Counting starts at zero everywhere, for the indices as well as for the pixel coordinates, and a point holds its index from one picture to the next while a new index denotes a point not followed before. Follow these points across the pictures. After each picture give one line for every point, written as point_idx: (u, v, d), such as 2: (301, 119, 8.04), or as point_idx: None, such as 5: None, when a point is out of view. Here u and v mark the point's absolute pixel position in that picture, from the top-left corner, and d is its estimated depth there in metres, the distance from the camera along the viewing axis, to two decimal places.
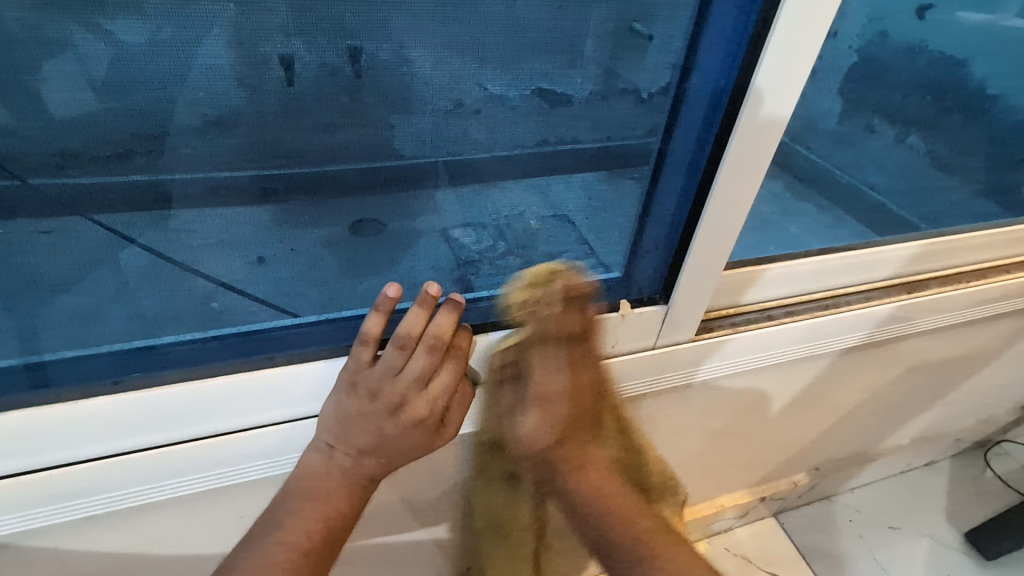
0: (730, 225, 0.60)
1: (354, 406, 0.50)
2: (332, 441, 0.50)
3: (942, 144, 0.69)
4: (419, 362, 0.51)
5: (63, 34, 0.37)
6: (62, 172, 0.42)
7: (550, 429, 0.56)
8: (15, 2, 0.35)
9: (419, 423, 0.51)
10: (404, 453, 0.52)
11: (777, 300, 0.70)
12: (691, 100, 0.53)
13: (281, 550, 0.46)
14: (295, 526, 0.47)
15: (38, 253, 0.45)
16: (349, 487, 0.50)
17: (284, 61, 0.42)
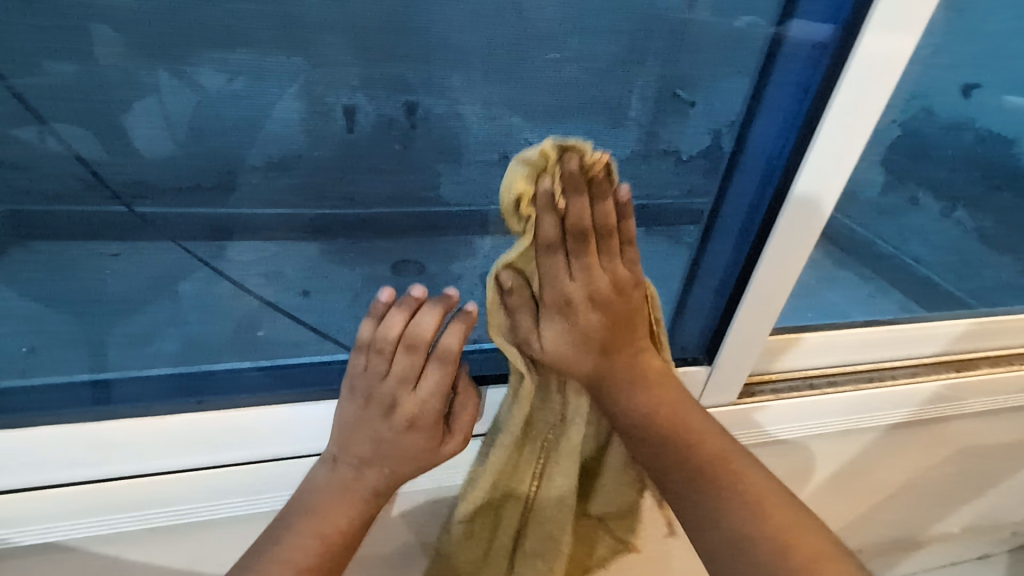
0: (780, 290, 0.59)
1: (353, 412, 0.49)
2: (338, 453, 0.49)
3: (990, 221, 0.68)
4: (416, 364, 0.47)
5: (152, 79, 0.41)
6: (136, 203, 0.46)
7: (583, 343, 0.49)
8: (115, 51, 0.39)
9: (418, 427, 0.49)
10: (407, 462, 0.50)
11: (819, 369, 0.67)
12: (747, 163, 0.53)
13: (275, 567, 0.44)
14: (294, 545, 0.45)
15: (108, 274, 0.48)
16: (350, 503, 0.48)
17: (346, 112, 0.45)
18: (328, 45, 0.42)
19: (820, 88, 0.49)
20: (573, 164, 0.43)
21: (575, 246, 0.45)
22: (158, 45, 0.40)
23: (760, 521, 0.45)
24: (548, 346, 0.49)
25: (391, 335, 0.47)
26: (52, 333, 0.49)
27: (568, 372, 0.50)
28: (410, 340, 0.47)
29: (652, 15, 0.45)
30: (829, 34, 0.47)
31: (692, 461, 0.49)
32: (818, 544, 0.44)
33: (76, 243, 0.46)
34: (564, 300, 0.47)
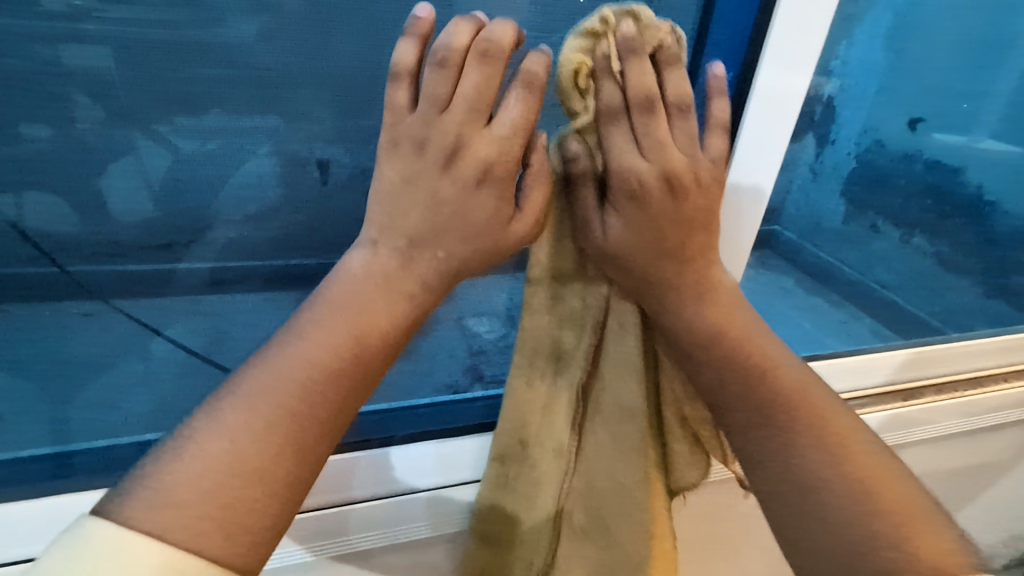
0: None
1: (402, 165, 0.35)
2: (381, 233, 0.36)
3: (947, 245, 0.70)
4: (488, 84, 0.34)
5: (130, 141, 0.42)
6: (112, 260, 0.46)
7: (646, 236, 0.39)
8: (94, 115, 0.41)
9: (490, 183, 0.35)
10: (474, 233, 0.36)
11: None
12: None
13: (298, 369, 0.32)
14: (318, 341, 0.33)
15: (75, 336, 0.48)
16: (396, 300, 0.35)
17: (321, 164, 0.46)
18: (303, 101, 0.44)
19: (729, 124, 0.49)
20: (626, 27, 0.36)
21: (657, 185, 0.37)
22: (135, 107, 0.41)
23: (840, 461, 0.37)
24: (614, 232, 0.39)
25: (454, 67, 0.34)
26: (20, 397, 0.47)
27: (632, 270, 0.40)
28: (479, 56, 0.34)
29: None
30: (731, 69, 0.47)
31: (759, 393, 0.40)
32: (884, 466, 0.37)
33: (52, 305, 0.47)
34: (635, 185, 0.37)
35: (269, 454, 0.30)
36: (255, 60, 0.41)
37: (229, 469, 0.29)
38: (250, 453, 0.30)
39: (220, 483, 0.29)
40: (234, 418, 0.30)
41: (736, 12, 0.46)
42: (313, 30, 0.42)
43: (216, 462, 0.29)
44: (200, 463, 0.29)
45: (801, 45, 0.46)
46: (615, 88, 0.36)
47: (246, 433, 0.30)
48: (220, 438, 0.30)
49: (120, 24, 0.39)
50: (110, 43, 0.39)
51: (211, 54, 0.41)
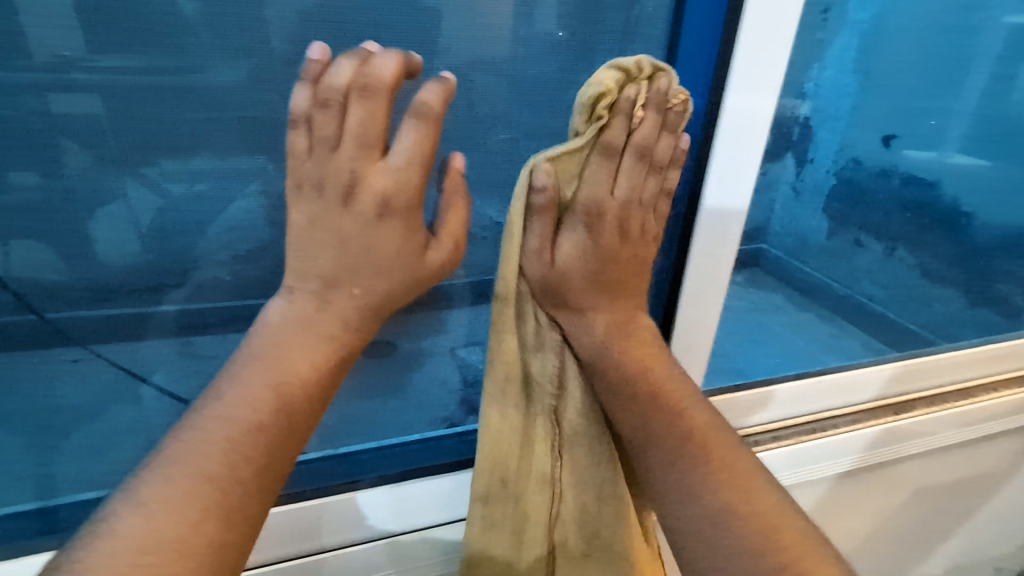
0: (704, 342, 0.59)
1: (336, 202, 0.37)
2: (296, 279, 0.38)
3: (931, 257, 0.71)
4: (372, 118, 0.35)
5: (117, 185, 0.42)
6: (100, 305, 0.46)
7: (591, 264, 0.43)
8: (81, 160, 0.41)
9: (393, 215, 0.36)
10: (381, 269, 0.37)
11: (761, 425, 0.65)
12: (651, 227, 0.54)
13: (218, 424, 0.32)
14: (240, 397, 0.34)
15: (63, 383, 0.47)
16: (318, 335, 0.37)
17: None
18: (289, 140, 0.44)
19: (701, 145, 0.51)
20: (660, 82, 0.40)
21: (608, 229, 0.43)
22: (123, 152, 0.41)
23: (712, 477, 0.39)
24: (563, 256, 0.42)
25: (336, 90, 0.35)
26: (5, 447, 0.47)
27: (568, 300, 0.43)
28: (360, 95, 0.35)
29: None
30: (700, 97, 0.49)
31: (662, 421, 0.42)
32: (800, 532, 0.37)
33: (38, 353, 0.46)
34: (592, 212, 0.42)
35: (190, 518, 0.29)
36: (241, 103, 0.42)
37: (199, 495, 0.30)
38: (211, 475, 0.31)
39: (131, 565, 0.27)
40: (154, 482, 0.30)
41: (699, 45, 0.48)
42: (298, 71, 0.42)
43: (182, 489, 0.30)
44: (142, 512, 0.29)
45: (763, 72, 0.48)
46: (651, 120, 0.40)
47: (207, 462, 0.31)
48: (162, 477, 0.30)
49: (107, 72, 0.39)
50: (97, 92, 0.39)
51: (198, 98, 0.41)
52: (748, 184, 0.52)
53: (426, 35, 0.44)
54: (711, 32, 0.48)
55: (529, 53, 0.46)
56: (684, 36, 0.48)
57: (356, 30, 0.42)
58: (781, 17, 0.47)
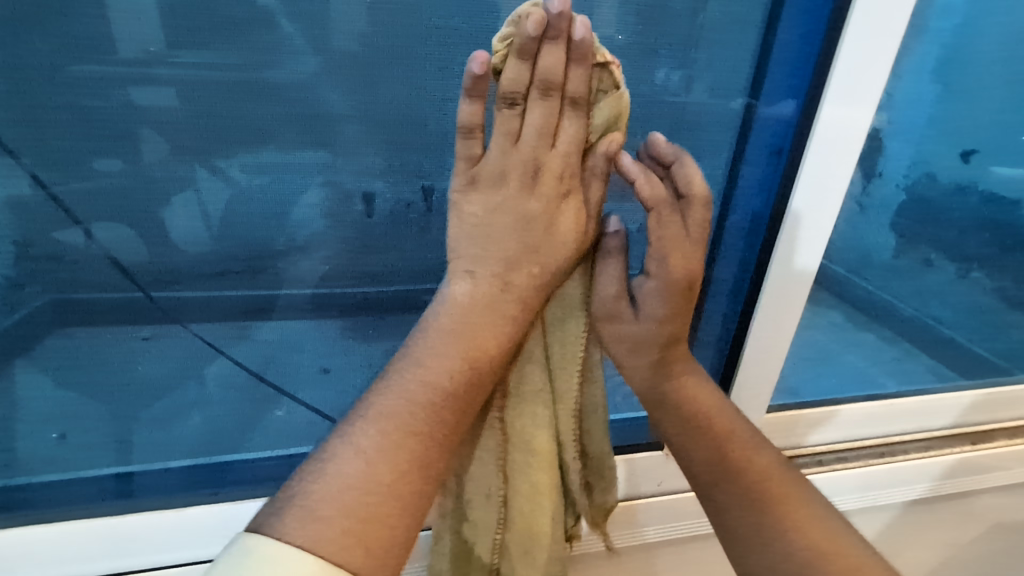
0: (776, 354, 0.58)
1: (514, 183, 0.42)
2: (475, 263, 0.42)
3: (1009, 281, 0.66)
4: (546, 121, 0.41)
5: (191, 175, 0.45)
6: (172, 286, 0.49)
7: (641, 326, 0.45)
8: (160, 150, 0.44)
9: (562, 197, 0.43)
10: (552, 254, 0.43)
11: (827, 445, 0.65)
12: (728, 235, 0.54)
13: (421, 388, 0.39)
14: (438, 363, 0.40)
15: (142, 358, 0.50)
16: (495, 322, 0.42)
17: (367, 198, 0.48)
18: (351, 137, 0.46)
19: (791, 156, 0.51)
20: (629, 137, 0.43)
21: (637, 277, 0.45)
22: (199, 145, 0.44)
23: (790, 522, 0.42)
24: (647, 317, 0.45)
25: (511, 90, 0.40)
26: (81, 420, 0.51)
27: (634, 353, 0.46)
28: (540, 85, 0.39)
29: (652, 98, 0.48)
30: (792, 107, 0.49)
31: (729, 464, 0.45)
32: (842, 542, 0.41)
33: (112, 329, 0.49)
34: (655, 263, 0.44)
35: (396, 470, 0.37)
36: (309, 99, 0.44)
37: (365, 495, 0.36)
38: (380, 477, 0.37)
39: (357, 501, 0.36)
40: (349, 456, 0.37)
41: (793, 54, 0.48)
42: (364, 70, 0.44)
43: (350, 486, 0.36)
44: (361, 455, 0.37)
45: (862, 83, 0.48)
46: (609, 107, 0.42)
47: (373, 453, 0.37)
48: (354, 461, 0.37)
49: (188, 68, 0.42)
50: (176, 86, 0.42)
51: (269, 94, 0.43)
52: (839, 198, 0.52)
53: (486, 37, 0.44)
54: (806, 42, 0.48)
55: None
56: (777, 46, 0.48)
57: (420, 31, 0.43)
58: (885, 31, 0.46)
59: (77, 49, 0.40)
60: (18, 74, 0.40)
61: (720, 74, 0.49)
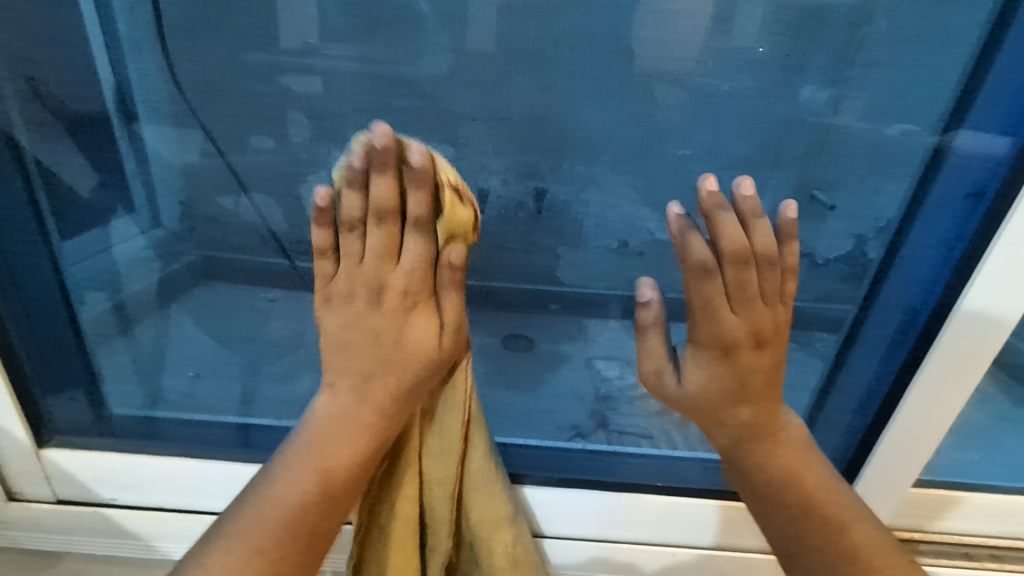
0: (938, 427, 0.51)
1: (359, 305, 0.41)
2: (332, 375, 0.42)
3: None
4: (389, 239, 0.39)
5: (325, 155, 0.49)
6: (298, 257, 0.53)
7: (726, 386, 0.43)
8: (302, 131, 0.48)
9: (419, 306, 0.41)
10: (406, 359, 0.41)
11: (981, 538, 0.58)
12: (895, 279, 0.49)
13: (283, 492, 0.39)
14: (288, 479, 0.40)
15: (275, 319, 0.56)
16: (349, 433, 0.41)
17: (481, 194, 0.50)
18: (473, 135, 0.47)
19: (996, 200, 0.44)
20: (711, 186, 0.39)
21: (710, 341, 0.42)
22: (337, 131, 0.48)
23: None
24: (689, 386, 0.44)
25: (354, 212, 0.39)
26: (215, 365, 0.58)
27: (699, 412, 0.45)
28: (375, 214, 0.38)
29: (792, 117, 0.45)
30: (1005, 146, 0.43)
31: (812, 514, 0.42)
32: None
33: (248, 289, 0.55)
34: (727, 338, 0.42)
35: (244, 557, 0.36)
36: (439, 93, 0.46)
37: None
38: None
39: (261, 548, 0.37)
40: (237, 514, 0.38)
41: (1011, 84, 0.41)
42: (493, 71, 0.45)
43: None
44: (225, 547, 0.37)
45: None
46: (728, 217, 0.40)
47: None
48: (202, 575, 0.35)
49: (337, 60, 0.45)
50: (323, 74, 0.46)
51: (402, 86, 0.46)
52: None
53: (619, 43, 0.44)
54: None
55: (726, 68, 0.44)
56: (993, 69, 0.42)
57: (555, 35, 0.44)
58: None
59: (248, 38, 0.45)
60: (197, 61, 0.46)
61: (877, 95, 0.44)
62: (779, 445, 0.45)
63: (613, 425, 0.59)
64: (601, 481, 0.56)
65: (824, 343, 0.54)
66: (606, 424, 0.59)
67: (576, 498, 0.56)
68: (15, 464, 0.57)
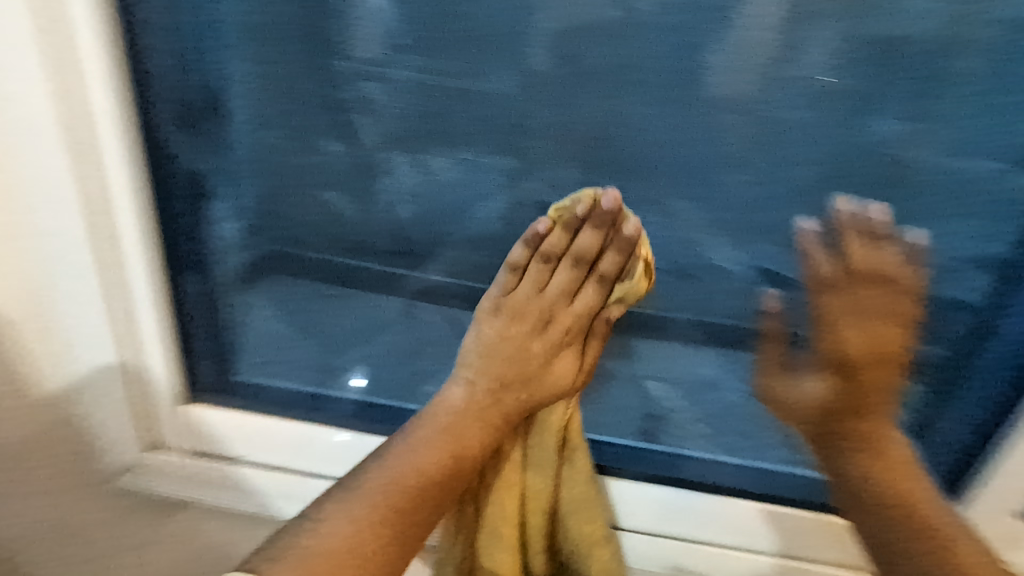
0: None
1: (512, 329, 0.48)
2: (476, 375, 0.49)
3: None
4: (591, 249, 0.45)
5: (397, 161, 0.51)
6: (362, 256, 0.56)
7: (845, 398, 0.45)
8: (377, 138, 0.50)
9: (571, 345, 0.49)
10: (547, 390, 0.48)
11: None
12: (1002, 325, 0.47)
13: (398, 484, 0.45)
14: (409, 458, 0.46)
15: (341, 314, 0.60)
16: (474, 428, 0.48)
17: (543, 207, 0.51)
18: (539, 150, 0.49)
19: None
20: (824, 199, 0.45)
21: (830, 349, 0.45)
22: (408, 138, 0.50)
23: None
24: (807, 390, 0.47)
25: (560, 258, 0.46)
26: (282, 352, 0.62)
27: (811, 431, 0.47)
28: (544, 258, 0.46)
29: (865, 149, 0.44)
30: None
31: (923, 539, 0.41)
32: None
33: (315, 284, 0.59)
34: (845, 353, 0.44)
35: (354, 529, 0.42)
36: (510, 108, 0.47)
37: (343, 552, 0.41)
38: (357, 549, 0.42)
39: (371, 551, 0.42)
40: (333, 515, 0.43)
41: None
42: (562, 88, 0.46)
43: (335, 543, 0.41)
44: (347, 514, 0.43)
45: None
46: (857, 233, 0.44)
47: (363, 519, 0.43)
48: (325, 532, 0.42)
49: (413, 72, 0.47)
50: (399, 85, 0.48)
51: (474, 100, 0.48)
52: None
53: (689, 67, 0.44)
54: None
55: (798, 97, 0.44)
56: None
57: (625, 57, 0.44)
58: None
59: (330, 47, 0.47)
60: (285, 67, 0.49)
61: (958, 130, 0.43)
62: (896, 458, 0.44)
63: None
64: (669, 478, 0.56)
65: None
66: None
67: (645, 489, 0.56)
68: (163, 415, 0.61)
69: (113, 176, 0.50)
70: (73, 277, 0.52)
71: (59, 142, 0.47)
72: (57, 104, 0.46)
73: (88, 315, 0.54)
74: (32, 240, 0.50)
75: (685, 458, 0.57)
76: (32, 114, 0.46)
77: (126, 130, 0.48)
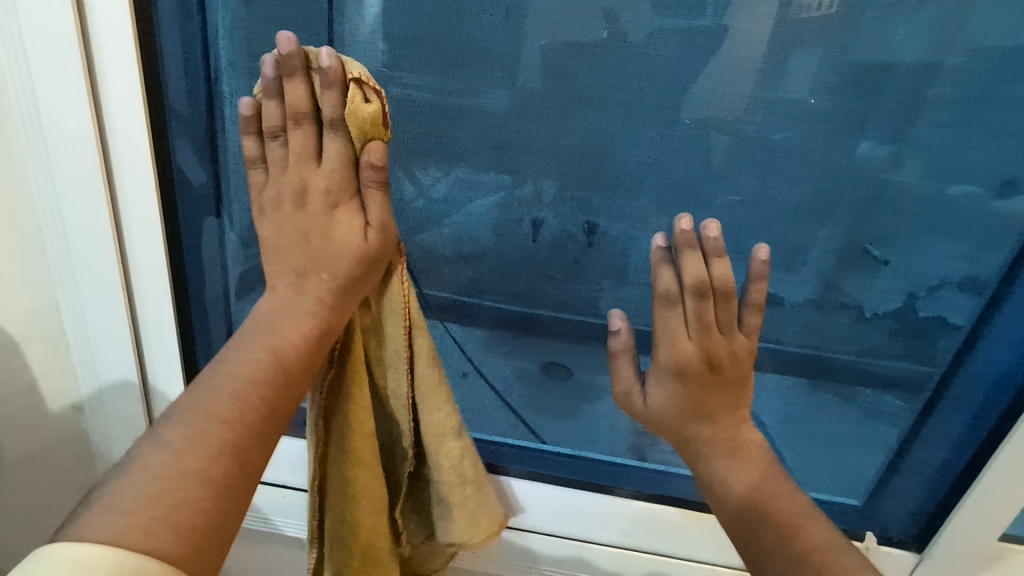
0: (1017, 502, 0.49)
1: (274, 174, 0.43)
2: (276, 273, 0.43)
3: None
4: (303, 101, 0.39)
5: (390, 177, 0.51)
6: None
7: (686, 406, 0.47)
8: None
9: (348, 207, 0.42)
10: (340, 257, 0.42)
11: None
12: (983, 349, 0.49)
13: (209, 412, 0.36)
14: (236, 362, 0.38)
15: None
16: (298, 317, 0.41)
17: (533, 224, 0.52)
18: (530, 167, 0.49)
19: None
20: (684, 225, 0.43)
21: (664, 360, 0.47)
22: (401, 152, 0.50)
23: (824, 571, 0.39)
24: (653, 404, 0.48)
25: (291, 108, 0.40)
26: None
27: (669, 432, 0.48)
28: (293, 115, 0.40)
29: (849, 171, 0.46)
30: None
31: (773, 518, 0.42)
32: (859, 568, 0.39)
33: None
34: (680, 361, 0.46)
35: (163, 482, 0.33)
36: (503, 126, 0.48)
37: (176, 461, 0.34)
38: (187, 464, 0.34)
39: (164, 490, 0.33)
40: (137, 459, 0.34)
41: None
42: (555, 106, 0.47)
43: (154, 485, 0.33)
44: (145, 474, 0.33)
45: None
46: (694, 252, 0.44)
47: (185, 453, 0.34)
48: (135, 479, 0.33)
49: (407, 87, 0.48)
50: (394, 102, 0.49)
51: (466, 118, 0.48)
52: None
53: (679, 88, 0.45)
54: None
55: (780, 119, 0.45)
56: None
57: (615, 78, 0.45)
58: None
59: None
60: None
61: (938, 155, 0.44)
62: (747, 454, 0.47)
63: (649, 461, 0.59)
64: (653, 494, 0.59)
65: (869, 400, 0.54)
66: (642, 458, 0.60)
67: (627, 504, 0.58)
68: None
69: (133, 199, 0.51)
70: (92, 291, 0.55)
71: (89, 157, 0.49)
72: (93, 123, 0.48)
73: (103, 318, 0.56)
74: (54, 239, 0.53)
75: (676, 478, 0.59)
76: (64, 120, 0.48)
77: (149, 158, 0.50)
